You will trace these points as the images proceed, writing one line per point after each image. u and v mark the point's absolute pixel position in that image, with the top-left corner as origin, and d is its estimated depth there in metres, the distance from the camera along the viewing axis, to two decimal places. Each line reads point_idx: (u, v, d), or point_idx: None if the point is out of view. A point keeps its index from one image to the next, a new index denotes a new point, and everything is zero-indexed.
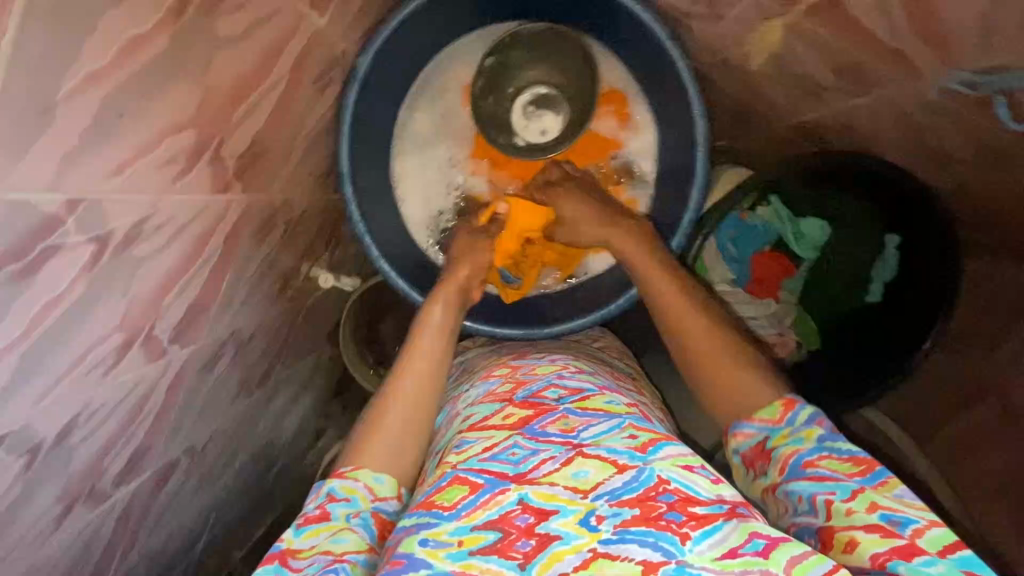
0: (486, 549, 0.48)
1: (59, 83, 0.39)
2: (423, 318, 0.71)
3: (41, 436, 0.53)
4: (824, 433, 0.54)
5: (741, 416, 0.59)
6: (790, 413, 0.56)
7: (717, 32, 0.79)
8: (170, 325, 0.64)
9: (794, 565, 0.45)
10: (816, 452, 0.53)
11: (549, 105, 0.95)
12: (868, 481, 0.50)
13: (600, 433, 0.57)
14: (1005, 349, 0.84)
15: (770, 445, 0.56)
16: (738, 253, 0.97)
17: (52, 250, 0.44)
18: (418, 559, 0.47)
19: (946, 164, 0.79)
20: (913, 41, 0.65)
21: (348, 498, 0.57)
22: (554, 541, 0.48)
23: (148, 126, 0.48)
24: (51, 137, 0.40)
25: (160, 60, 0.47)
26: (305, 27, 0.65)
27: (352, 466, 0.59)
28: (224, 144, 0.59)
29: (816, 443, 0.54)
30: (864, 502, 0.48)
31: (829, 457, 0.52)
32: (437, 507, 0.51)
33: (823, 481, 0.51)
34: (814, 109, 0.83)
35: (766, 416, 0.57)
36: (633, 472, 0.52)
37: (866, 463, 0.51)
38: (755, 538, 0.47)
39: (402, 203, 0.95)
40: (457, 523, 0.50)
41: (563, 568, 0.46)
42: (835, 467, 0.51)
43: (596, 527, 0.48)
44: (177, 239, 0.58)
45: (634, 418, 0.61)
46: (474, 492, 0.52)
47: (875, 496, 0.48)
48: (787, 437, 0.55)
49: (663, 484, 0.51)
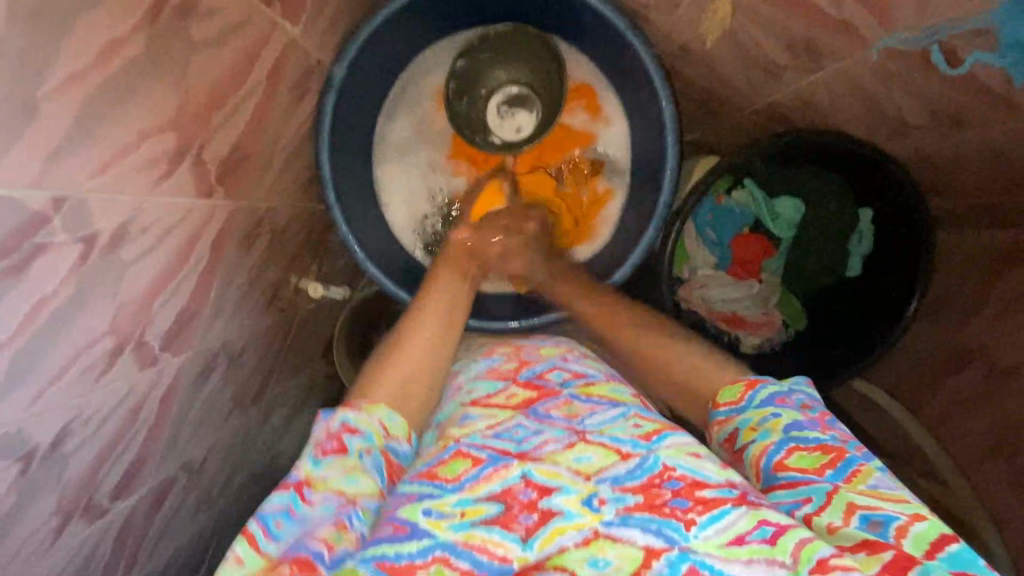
0: (489, 521, 0.48)
1: (40, 83, 0.40)
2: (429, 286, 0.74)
3: (35, 442, 0.53)
4: (790, 422, 0.52)
5: (710, 404, 0.59)
6: (751, 393, 0.56)
7: (676, 21, 0.81)
8: (160, 332, 0.65)
9: (801, 548, 0.43)
10: (784, 447, 0.51)
11: (522, 103, 0.95)
12: (839, 476, 0.48)
13: (604, 421, 0.57)
14: (986, 310, 0.86)
15: (739, 443, 0.54)
16: (718, 238, 1.05)
17: (40, 248, 0.45)
18: (421, 528, 0.47)
19: (906, 132, 0.80)
20: (859, 12, 0.64)
21: (364, 432, 0.55)
22: (556, 516, 0.48)
23: (128, 127, 0.49)
24: (34, 135, 0.41)
25: (139, 61, 0.48)
26: (279, 34, 0.66)
27: (368, 402, 0.58)
28: (205, 147, 0.60)
29: (783, 434, 0.52)
30: (840, 509, 0.46)
31: (796, 451, 0.50)
32: (439, 478, 0.51)
33: (796, 487, 0.48)
34: (775, 91, 0.85)
35: (728, 400, 0.57)
36: (637, 461, 0.51)
37: (835, 452, 0.49)
38: (764, 525, 0.45)
39: (386, 207, 0.97)
40: (460, 494, 0.50)
41: (564, 543, 0.47)
42: (803, 465, 0.49)
43: (598, 508, 0.48)
44: (163, 242, 0.59)
45: (640, 408, 0.59)
46: (478, 465, 0.52)
47: (850, 495, 0.46)
48: (754, 431, 0.53)
49: (668, 471, 0.50)
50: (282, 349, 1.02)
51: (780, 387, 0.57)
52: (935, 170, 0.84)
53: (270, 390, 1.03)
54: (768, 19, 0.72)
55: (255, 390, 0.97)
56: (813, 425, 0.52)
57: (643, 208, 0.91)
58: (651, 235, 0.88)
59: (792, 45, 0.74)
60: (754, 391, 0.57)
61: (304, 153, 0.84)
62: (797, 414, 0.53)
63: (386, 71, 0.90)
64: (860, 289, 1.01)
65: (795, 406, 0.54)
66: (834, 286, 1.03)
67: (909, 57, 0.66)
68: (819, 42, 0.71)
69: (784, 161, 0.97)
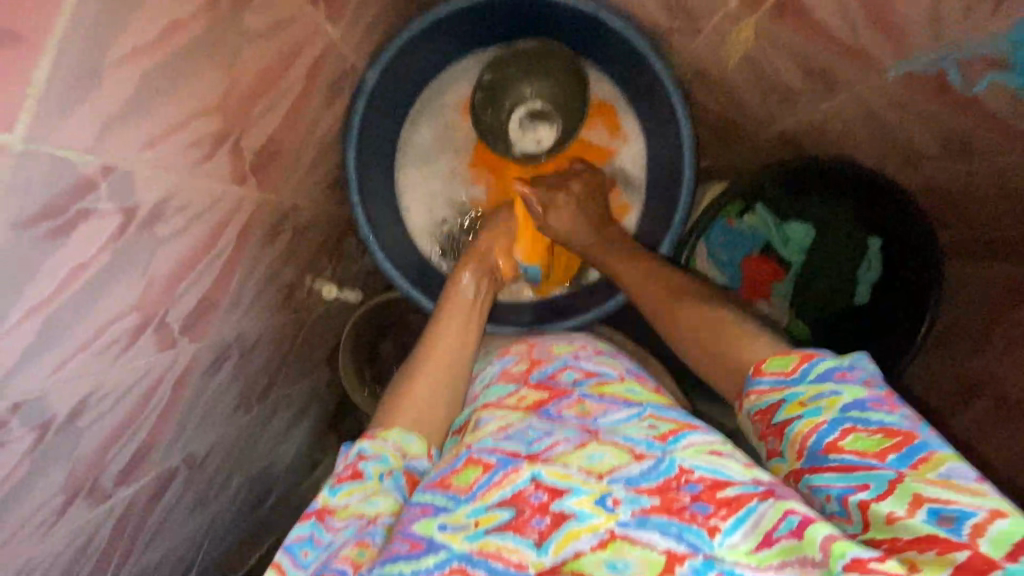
0: (502, 527, 0.48)
1: (108, 53, 0.42)
2: (448, 298, 0.80)
3: (54, 411, 0.53)
4: (850, 402, 0.47)
5: (753, 373, 0.54)
6: (805, 365, 0.51)
7: (696, 45, 0.84)
8: (182, 315, 0.65)
9: (832, 541, 0.41)
10: (837, 428, 0.46)
11: (544, 117, 0.98)
12: (904, 462, 0.43)
13: (618, 420, 0.58)
14: (997, 340, 0.86)
15: (783, 417, 0.50)
16: (729, 259, 1.08)
17: (86, 212, 0.46)
18: (438, 542, 0.48)
19: (917, 160, 0.83)
20: (875, 39, 0.67)
21: (379, 456, 0.59)
22: (570, 519, 0.47)
23: (179, 107, 0.51)
24: (96, 101, 0.43)
25: (195, 43, 0.50)
26: (321, 36, 0.69)
27: (381, 429, 0.62)
28: (244, 134, 0.62)
29: (838, 414, 0.47)
30: (905, 500, 0.41)
31: (853, 431, 0.46)
32: (451, 489, 0.52)
33: (851, 471, 0.44)
34: (790, 117, 0.88)
35: (778, 369, 0.53)
36: (651, 463, 0.51)
37: (902, 436, 0.44)
38: (790, 516, 0.44)
39: (407, 214, 0.99)
40: (473, 505, 0.50)
41: (580, 546, 0.46)
42: (861, 448, 0.45)
43: (613, 508, 0.48)
44: (196, 223, 0.60)
45: (655, 408, 0.60)
46: (488, 471, 0.52)
47: (917, 485, 0.41)
48: (802, 407, 0.49)
49: (686, 474, 0.50)
50: (291, 349, 1.02)
51: (839, 361, 0.51)
52: (945, 203, 0.87)
53: (275, 391, 1.03)
54: (787, 46, 0.75)
55: (261, 389, 0.97)
56: (878, 403, 0.47)
57: (659, 222, 0.94)
58: (668, 248, 0.89)
59: (810, 71, 0.77)
60: (810, 363, 0.51)
61: (331, 154, 0.87)
62: (859, 391, 0.48)
63: (415, 80, 0.93)
64: (871, 320, 1.02)
65: (858, 381, 0.49)
66: (845, 311, 1.04)
67: (924, 81, 0.68)
68: (836, 68, 0.74)
69: (792, 189, 1.00)
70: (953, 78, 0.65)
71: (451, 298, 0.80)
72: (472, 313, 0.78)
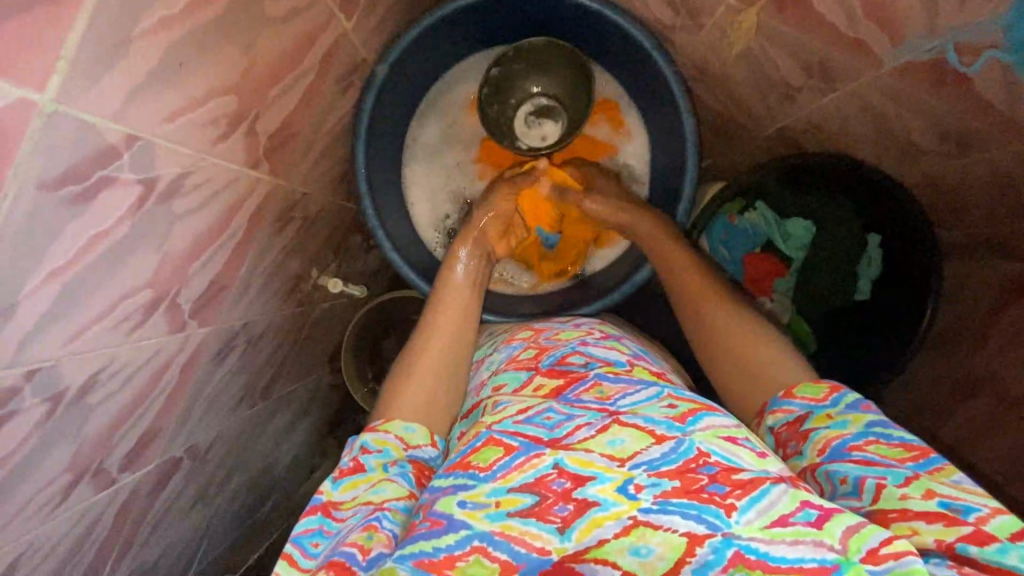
0: (524, 511, 0.47)
1: (136, 23, 0.43)
2: (444, 276, 0.82)
3: (66, 384, 0.53)
4: (874, 420, 0.51)
5: (781, 393, 0.58)
6: (835, 394, 0.55)
7: (697, 41, 0.87)
8: (193, 296, 0.66)
9: (850, 536, 0.42)
10: (862, 437, 0.50)
11: (550, 114, 0.99)
12: (921, 467, 0.47)
13: (637, 401, 0.56)
14: (993, 341, 0.88)
15: (809, 424, 0.53)
16: (731, 255, 1.09)
17: (107, 180, 0.47)
18: (458, 520, 0.47)
19: (915, 155, 0.85)
20: (872, 31, 0.69)
21: (381, 449, 0.59)
22: (593, 507, 0.46)
23: (199, 83, 0.52)
24: (124, 69, 0.44)
25: (217, 21, 0.52)
26: (334, 26, 0.71)
27: (383, 420, 0.62)
28: (259, 118, 0.64)
29: (863, 429, 0.51)
30: (920, 488, 0.45)
31: (876, 442, 0.49)
32: (473, 467, 0.51)
33: (871, 465, 0.48)
34: (790, 113, 0.90)
35: (809, 395, 0.56)
36: (672, 444, 0.50)
37: (919, 450, 0.48)
38: (807, 508, 0.44)
39: (412, 206, 1.01)
40: (493, 484, 0.49)
41: (603, 534, 0.45)
42: (883, 454, 0.49)
43: (635, 495, 0.47)
44: (210, 203, 0.61)
45: (674, 390, 0.59)
46: (510, 453, 0.51)
47: (931, 483, 0.45)
48: (830, 418, 0.53)
49: (703, 457, 0.49)
50: (295, 344, 1.02)
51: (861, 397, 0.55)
52: (942, 199, 0.89)
53: (278, 387, 1.02)
54: (785, 39, 0.77)
55: (265, 383, 0.97)
56: (897, 428, 0.51)
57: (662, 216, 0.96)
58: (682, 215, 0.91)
59: (808, 65, 0.79)
60: (837, 392, 0.55)
61: (340, 146, 0.88)
62: (881, 416, 0.52)
63: (423, 77, 0.95)
64: (873, 314, 1.03)
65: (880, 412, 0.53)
66: (844, 307, 1.05)
67: (921, 69, 0.70)
68: (834, 61, 0.76)
69: (793, 187, 1.02)
70: (952, 58, 0.65)
71: (449, 274, 0.82)
72: (466, 296, 0.78)
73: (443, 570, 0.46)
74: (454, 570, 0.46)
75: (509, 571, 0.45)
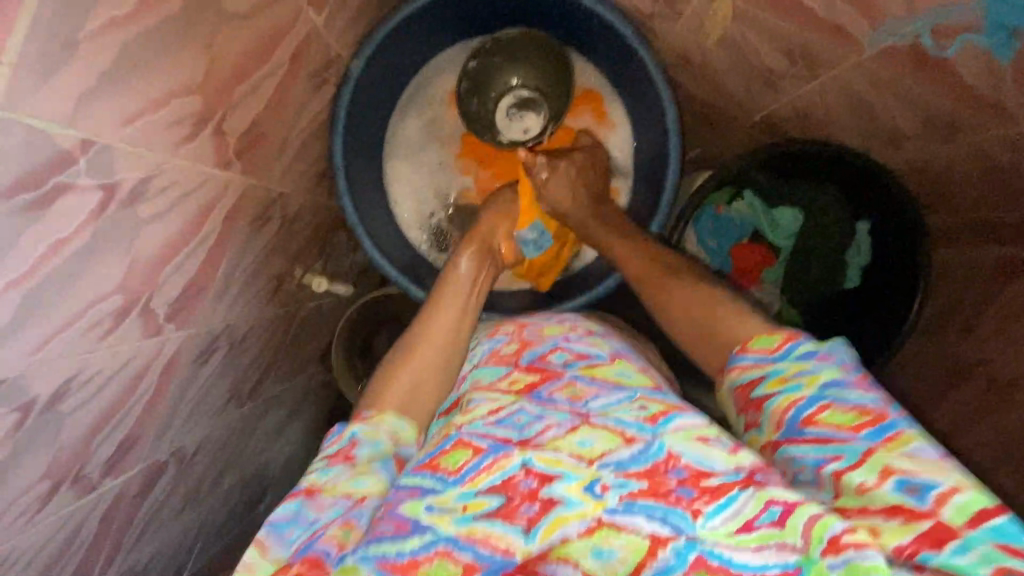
0: (490, 514, 0.47)
1: (83, 24, 0.42)
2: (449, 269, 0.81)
3: (35, 393, 0.53)
4: (828, 379, 0.48)
5: (737, 349, 0.54)
6: (788, 345, 0.51)
7: (677, 29, 0.85)
8: (167, 301, 0.65)
9: (812, 527, 0.41)
10: (815, 403, 0.47)
11: (531, 105, 0.95)
12: (876, 437, 0.44)
13: (609, 404, 0.55)
14: (982, 329, 0.87)
15: (762, 390, 0.50)
16: (719, 246, 1.07)
17: (63, 187, 0.46)
18: (423, 523, 0.46)
19: (901, 141, 0.83)
20: (851, 14, 0.67)
21: (371, 440, 0.57)
22: (557, 505, 0.46)
23: (157, 85, 0.51)
24: (73, 72, 0.43)
25: (173, 21, 0.50)
26: (303, 21, 0.69)
27: (375, 411, 0.60)
28: (226, 118, 0.63)
29: (817, 390, 0.47)
30: (875, 471, 0.42)
31: (830, 408, 0.46)
32: (440, 470, 0.50)
33: (827, 443, 0.45)
34: (775, 101, 0.89)
35: (763, 347, 0.53)
36: (641, 446, 0.50)
37: (874, 414, 0.45)
38: (771, 507, 0.44)
39: (394, 205, 1.00)
40: (461, 488, 0.49)
41: (568, 532, 0.45)
42: (837, 423, 0.46)
43: (601, 494, 0.46)
44: (180, 206, 0.60)
45: (648, 390, 0.58)
46: (478, 454, 0.50)
47: (887, 458, 0.43)
48: (782, 382, 0.49)
49: (674, 458, 0.48)
50: (283, 344, 1.02)
51: (818, 341, 0.51)
52: (929, 184, 0.87)
53: (267, 387, 1.02)
54: (764, 25, 0.76)
55: (252, 385, 0.96)
56: (854, 383, 0.48)
57: (646, 208, 0.95)
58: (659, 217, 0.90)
59: (791, 52, 0.78)
60: (792, 343, 0.51)
61: (317, 144, 0.87)
62: (838, 370, 0.48)
63: (401, 71, 0.94)
64: (858, 302, 1.02)
65: (836, 359, 0.49)
66: (833, 295, 1.04)
67: (902, 55, 0.68)
68: (815, 48, 0.75)
69: (781, 174, 1.00)
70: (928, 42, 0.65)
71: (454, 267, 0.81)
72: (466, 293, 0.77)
73: (407, 571, 0.45)
74: (419, 570, 0.45)
75: (472, 573, 0.44)
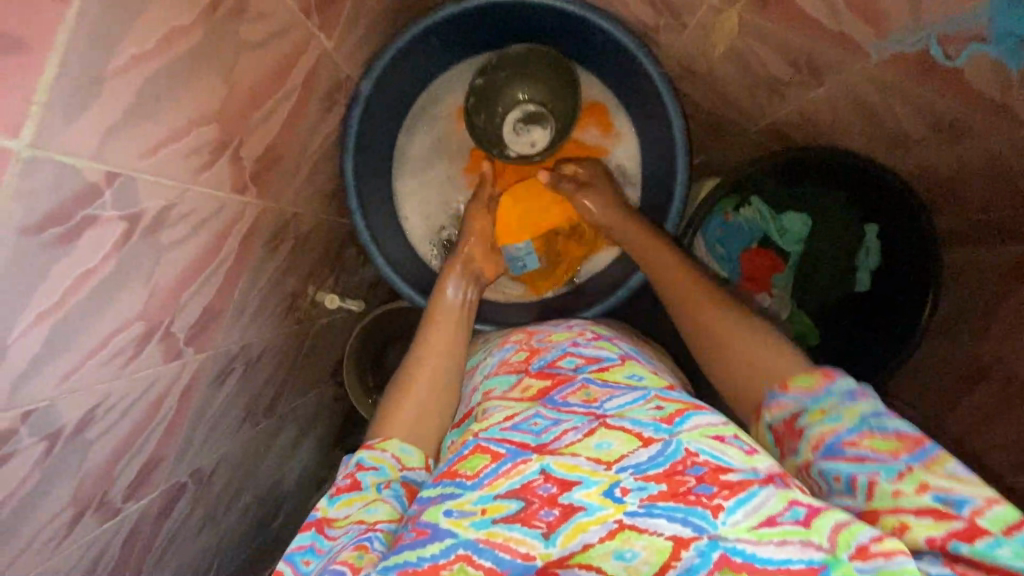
0: (510, 517, 0.46)
1: (108, 61, 0.43)
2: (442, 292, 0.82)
3: (62, 421, 0.54)
4: (869, 411, 0.48)
5: (775, 386, 0.54)
6: (829, 383, 0.51)
7: (682, 40, 0.86)
8: (187, 324, 0.66)
9: (839, 531, 0.42)
10: (857, 431, 0.47)
11: (538, 121, 0.98)
12: (916, 459, 0.45)
13: (624, 404, 0.55)
14: (993, 333, 0.86)
15: (803, 422, 0.50)
16: (728, 253, 1.06)
17: (89, 220, 0.47)
18: (443, 529, 0.46)
19: (908, 145, 0.84)
20: (857, 24, 0.67)
21: (378, 467, 0.57)
22: (579, 511, 0.45)
23: (177, 115, 0.52)
24: (98, 108, 0.44)
25: (192, 52, 0.51)
26: (314, 45, 0.71)
27: (380, 438, 0.60)
28: (242, 143, 0.64)
29: (858, 421, 0.48)
30: (913, 483, 0.43)
31: (870, 437, 0.47)
32: (460, 475, 0.50)
33: (865, 462, 0.46)
34: (780, 109, 0.90)
35: (802, 386, 0.52)
36: (659, 447, 0.49)
37: (914, 439, 0.46)
38: (795, 507, 0.44)
39: (404, 220, 1.01)
40: (479, 491, 0.48)
41: (588, 538, 0.44)
42: (878, 447, 0.46)
43: (621, 498, 0.46)
44: (198, 231, 0.61)
45: (660, 391, 0.58)
46: (496, 460, 0.50)
47: (926, 475, 0.43)
48: (824, 413, 0.49)
49: (691, 456, 0.48)
50: (296, 362, 1.02)
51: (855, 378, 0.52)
52: (936, 185, 0.87)
53: (281, 405, 1.02)
54: (768, 37, 0.77)
55: (267, 403, 0.97)
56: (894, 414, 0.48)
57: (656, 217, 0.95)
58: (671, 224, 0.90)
59: (796, 60, 0.78)
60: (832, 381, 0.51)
61: (327, 163, 0.88)
62: (878, 403, 0.49)
63: (408, 88, 0.95)
64: (869, 305, 1.02)
65: (876, 397, 0.50)
66: (843, 300, 1.05)
67: (910, 61, 0.69)
68: (819, 56, 0.75)
69: (789, 179, 1.00)
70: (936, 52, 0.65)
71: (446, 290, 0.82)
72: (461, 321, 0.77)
73: None
74: None
75: None
